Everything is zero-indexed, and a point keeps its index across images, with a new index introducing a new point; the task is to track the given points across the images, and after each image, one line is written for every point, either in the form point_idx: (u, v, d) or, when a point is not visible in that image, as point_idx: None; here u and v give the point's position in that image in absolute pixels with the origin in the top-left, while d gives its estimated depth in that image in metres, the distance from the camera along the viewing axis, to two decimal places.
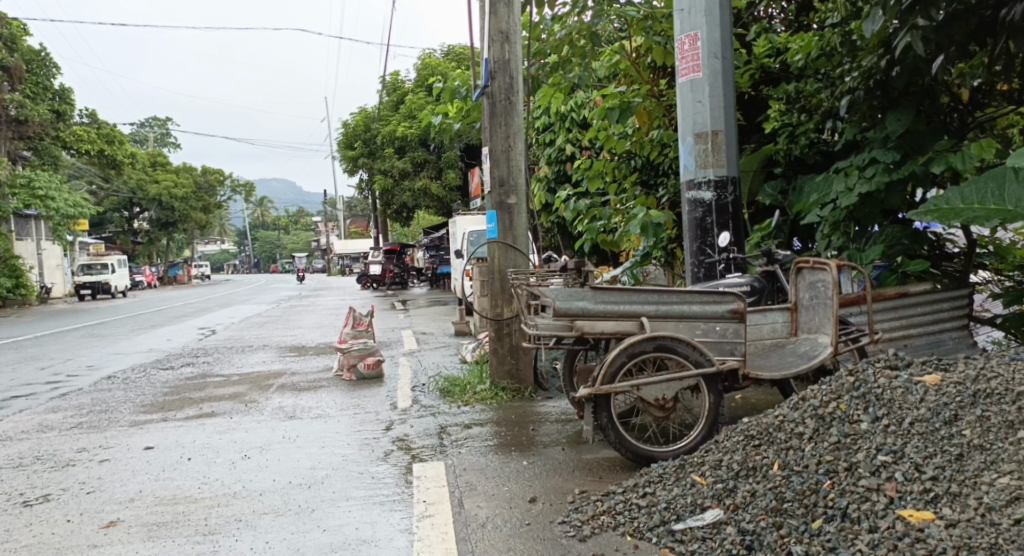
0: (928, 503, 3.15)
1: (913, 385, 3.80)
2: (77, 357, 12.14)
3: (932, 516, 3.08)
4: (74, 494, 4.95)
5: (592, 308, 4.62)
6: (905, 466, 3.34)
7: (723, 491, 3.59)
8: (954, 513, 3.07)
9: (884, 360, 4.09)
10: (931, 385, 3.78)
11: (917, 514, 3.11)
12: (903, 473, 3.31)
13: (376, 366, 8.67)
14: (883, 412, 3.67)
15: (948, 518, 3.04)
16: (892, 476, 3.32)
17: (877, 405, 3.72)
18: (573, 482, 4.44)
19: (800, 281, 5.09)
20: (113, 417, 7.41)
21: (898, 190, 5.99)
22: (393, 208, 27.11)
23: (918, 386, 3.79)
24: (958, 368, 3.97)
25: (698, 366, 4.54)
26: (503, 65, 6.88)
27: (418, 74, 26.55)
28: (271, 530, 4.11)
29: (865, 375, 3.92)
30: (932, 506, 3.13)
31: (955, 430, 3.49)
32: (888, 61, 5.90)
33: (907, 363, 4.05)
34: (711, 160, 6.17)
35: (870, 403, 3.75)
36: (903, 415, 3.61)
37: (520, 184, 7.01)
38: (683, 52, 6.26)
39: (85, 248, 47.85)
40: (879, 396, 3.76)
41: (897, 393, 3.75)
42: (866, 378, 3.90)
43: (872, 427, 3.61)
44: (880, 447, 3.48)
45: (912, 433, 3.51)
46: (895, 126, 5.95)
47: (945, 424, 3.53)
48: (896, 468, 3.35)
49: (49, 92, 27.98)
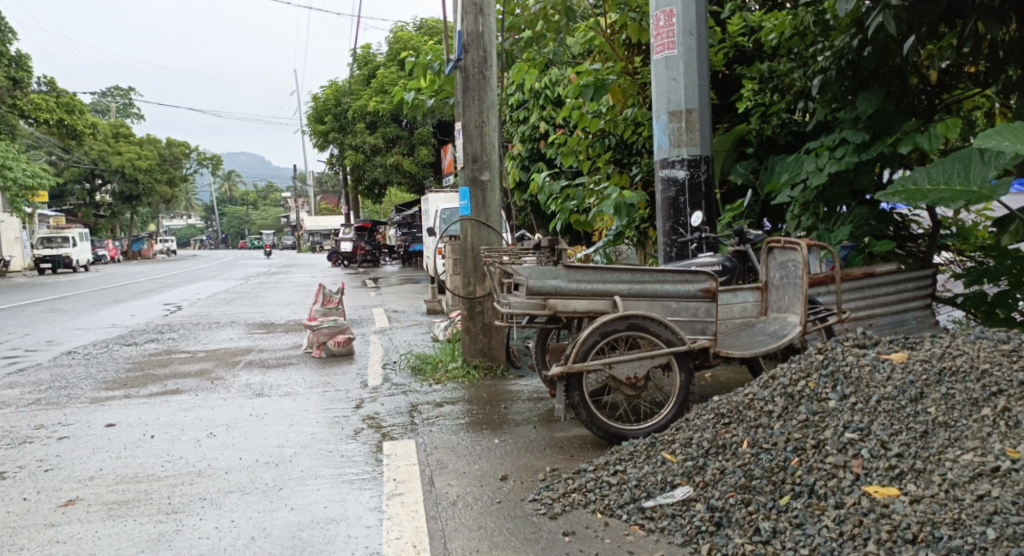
0: (894, 479, 3.18)
1: (880, 362, 3.83)
2: (36, 332, 11.90)
3: (897, 492, 3.11)
4: (31, 472, 4.85)
5: (565, 287, 4.60)
6: (871, 443, 3.37)
7: (693, 468, 3.59)
8: (919, 489, 3.09)
9: (851, 339, 4.10)
10: (898, 362, 3.81)
11: (882, 490, 3.13)
12: (869, 450, 3.34)
13: (346, 344, 8.60)
14: (850, 390, 3.69)
15: (913, 494, 3.07)
16: (858, 453, 3.35)
17: (845, 383, 3.75)
18: (544, 460, 4.43)
19: (771, 260, 5.09)
20: (74, 394, 7.28)
21: (866, 170, 6.03)
22: (363, 184, 26.88)
23: (884, 363, 3.82)
24: (924, 347, 4.00)
25: (670, 344, 4.55)
26: (476, 39, 6.80)
27: (391, 48, 26.29)
28: (236, 509, 4.06)
29: (834, 353, 3.94)
30: (897, 482, 3.16)
31: (920, 407, 3.52)
32: (860, 41, 5.92)
33: (875, 341, 4.07)
34: (685, 139, 6.16)
35: (839, 381, 3.77)
36: (870, 393, 3.64)
37: (493, 160, 6.95)
38: (658, 28, 6.22)
39: (46, 221, 46.92)
40: (847, 374, 3.79)
41: (865, 371, 3.78)
42: (835, 355, 3.93)
43: (840, 405, 3.64)
44: (847, 425, 3.50)
45: (878, 410, 3.54)
46: (866, 106, 5.98)
47: (911, 401, 3.56)
48: (862, 445, 3.38)
49: (7, 58, 27.25)
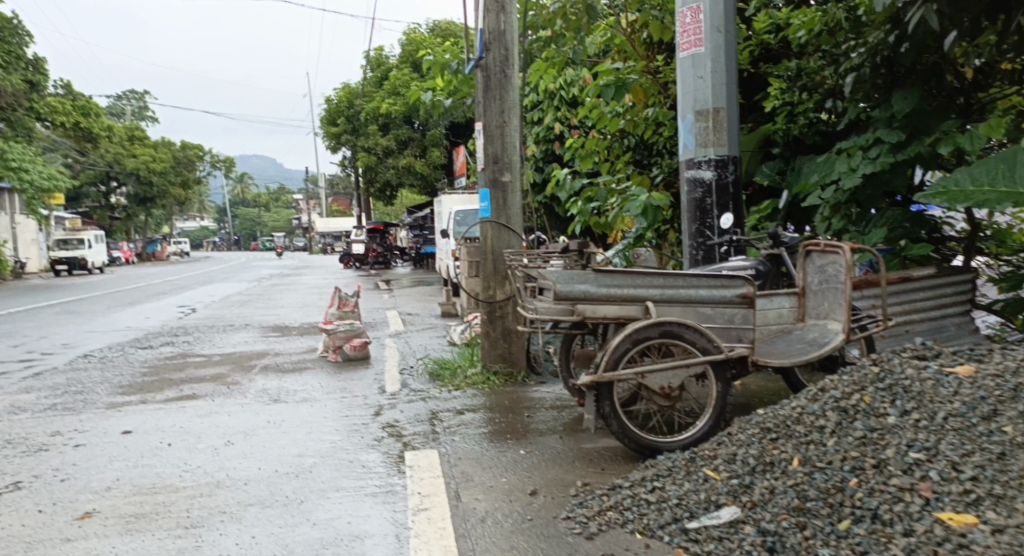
0: (970, 506, 2.97)
1: (945, 377, 3.68)
2: (52, 334, 11.82)
3: (975, 520, 2.90)
4: (47, 482, 4.71)
5: (594, 292, 4.42)
6: (941, 464, 3.16)
7: (739, 487, 3.41)
8: (1000, 518, 2.89)
9: (911, 351, 3.99)
10: (966, 377, 3.65)
11: (957, 517, 2.93)
12: (938, 472, 3.14)
13: (362, 348, 8.44)
14: (913, 406, 3.51)
15: (994, 524, 2.87)
16: (926, 475, 3.14)
17: (906, 398, 3.57)
18: (574, 474, 4.25)
19: (809, 265, 4.90)
20: (90, 399, 7.14)
21: (902, 172, 5.80)
22: (376, 186, 26.75)
23: (950, 378, 3.66)
24: (994, 361, 3.83)
25: (705, 353, 4.35)
26: (497, 37, 6.62)
27: (403, 49, 26.22)
28: (257, 523, 3.89)
29: (892, 366, 3.78)
30: (974, 509, 2.96)
31: (995, 426, 3.31)
32: (896, 37, 5.69)
33: (937, 353, 3.96)
34: (712, 139, 5.96)
35: (898, 396, 3.60)
36: (935, 410, 3.46)
37: (515, 161, 6.77)
38: (685, 25, 6.02)
39: (61, 223, 47.14)
40: (908, 389, 3.61)
41: (928, 386, 3.60)
42: (892, 368, 3.78)
43: (901, 421, 3.45)
44: (911, 444, 3.30)
45: (946, 428, 3.35)
46: (901, 105, 5.72)
47: (983, 419, 3.36)
48: (930, 467, 3.17)
49: (23, 61, 27.48)
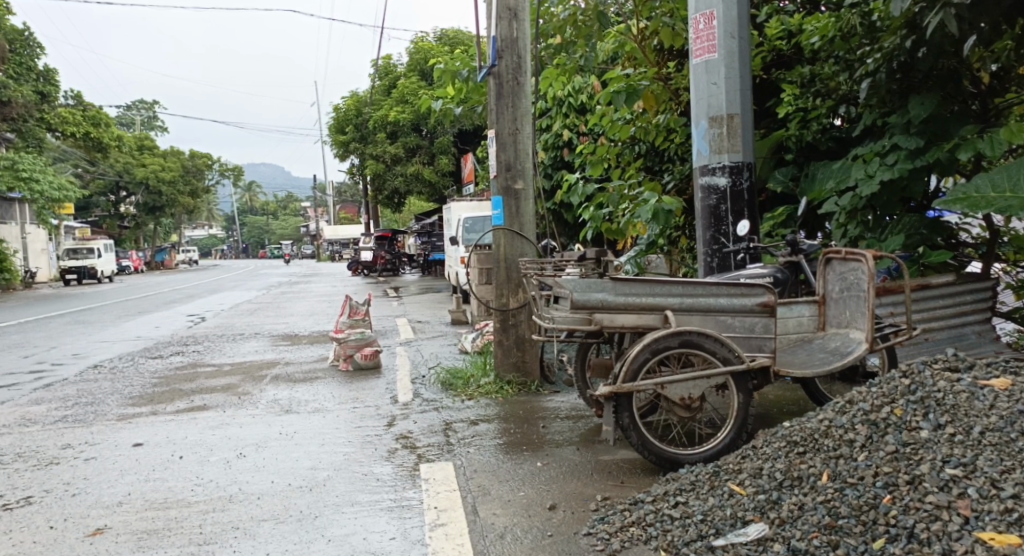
0: (1012, 525, 2.88)
1: (978, 390, 3.59)
2: (63, 344, 11.81)
3: (1018, 540, 2.82)
4: (59, 497, 4.66)
5: (612, 300, 4.35)
6: (980, 481, 3.08)
7: (766, 503, 3.34)
8: None
9: (942, 361, 3.91)
10: (1000, 390, 3.56)
11: (999, 537, 2.85)
12: (977, 489, 3.05)
13: (374, 357, 8.38)
14: (946, 419, 3.43)
15: None
16: (964, 493, 3.06)
17: (939, 411, 3.49)
18: (594, 487, 4.17)
19: (829, 272, 4.82)
20: (101, 410, 7.10)
21: (921, 177, 5.60)
22: (384, 193, 26.75)
23: (985, 390, 3.58)
24: None
25: (726, 363, 4.27)
26: (510, 44, 6.57)
27: (411, 57, 26.26)
28: (272, 540, 3.83)
29: (923, 378, 3.70)
30: (1016, 529, 2.87)
31: None
32: (913, 42, 5.52)
33: (969, 365, 3.86)
34: (726, 145, 5.88)
35: (930, 409, 3.52)
36: (970, 424, 3.38)
37: (527, 168, 6.71)
38: (698, 31, 5.95)
39: (71, 232, 47.43)
40: (941, 401, 3.54)
41: (962, 399, 3.53)
42: (923, 380, 3.69)
43: (934, 435, 3.37)
44: (946, 459, 3.22)
45: (982, 443, 3.27)
46: (919, 110, 5.56)
47: (1020, 434, 3.27)
48: (968, 483, 3.09)
49: (33, 72, 28.14)
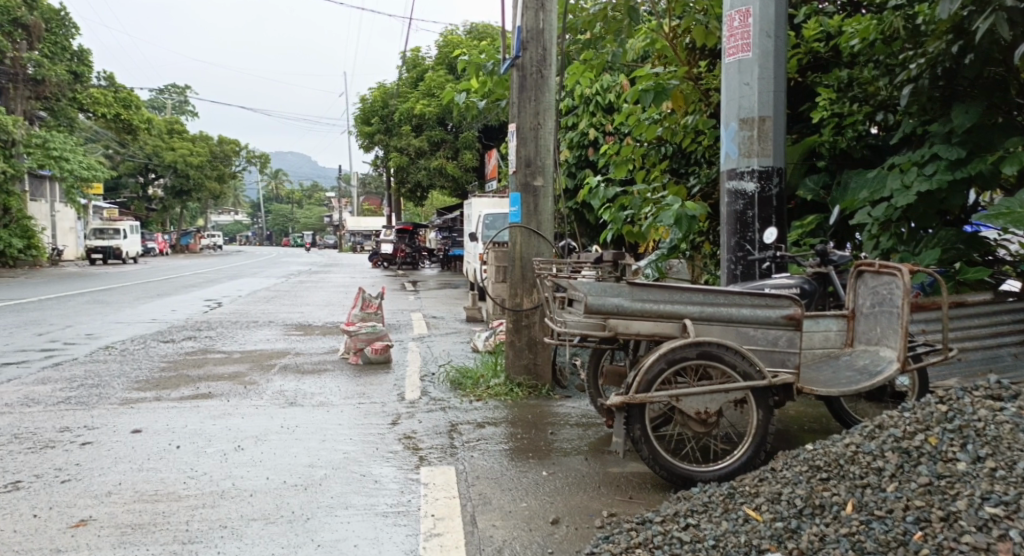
0: None
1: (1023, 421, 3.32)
2: (78, 324, 11.73)
3: None
4: (47, 483, 4.51)
5: (628, 306, 4.13)
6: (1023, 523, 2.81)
7: (785, 532, 3.13)
8: None
9: (984, 389, 3.64)
10: None
11: None
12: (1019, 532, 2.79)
13: (384, 351, 8.17)
14: (987, 452, 3.19)
15: None
16: (1006, 535, 2.80)
17: (979, 443, 3.25)
18: (601, 502, 3.97)
19: (860, 286, 4.57)
20: (105, 393, 6.97)
21: (961, 190, 5.30)
22: (407, 186, 26.66)
23: None
24: None
25: (746, 378, 4.04)
26: (536, 35, 6.36)
27: (439, 50, 26.05)
28: (258, 541, 3.65)
29: (962, 405, 3.49)
30: None
31: None
32: (960, 47, 5.22)
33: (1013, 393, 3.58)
34: (756, 149, 5.64)
35: (970, 439, 3.29)
36: (1013, 458, 3.12)
37: (548, 165, 6.49)
38: (732, 29, 5.71)
39: (99, 213, 47.94)
40: (981, 433, 3.30)
41: (1005, 430, 3.27)
42: (963, 408, 3.47)
43: (973, 469, 3.14)
44: (986, 496, 2.97)
45: None
46: (962, 119, 5.26)
47: None
48: (1010, 525, 2.83)
49: (68, 52, 28.82)
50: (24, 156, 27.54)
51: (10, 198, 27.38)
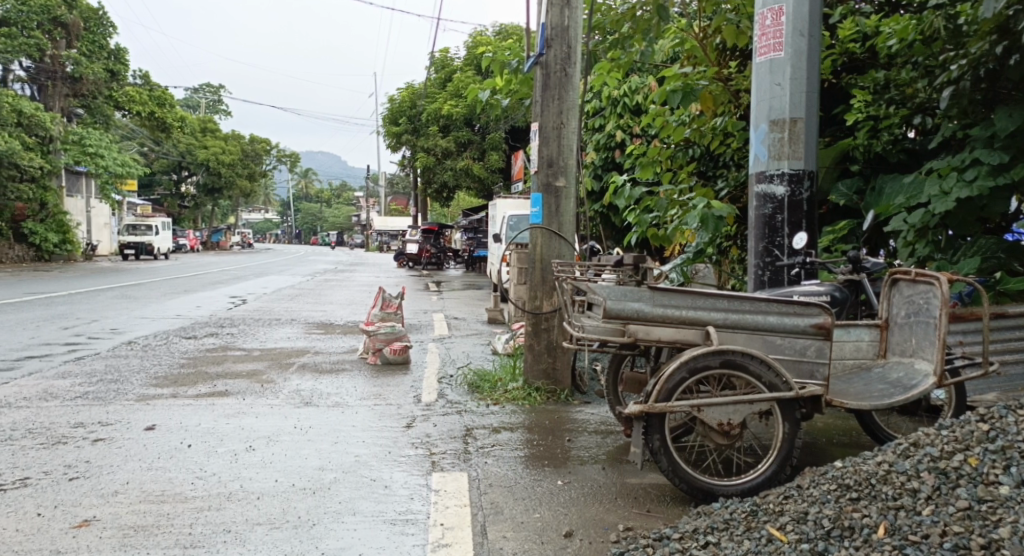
0: None
1: None
2: (103, 318, 11.76)
3: None
4: (55, 481, 4.43)
5: (648, 311, 3.96)
6: None
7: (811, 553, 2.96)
8: None
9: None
10: None
11: None
12: None
13: (402, 352, 8.08)
14: None
15: None
16: None
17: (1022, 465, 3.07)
18: (617, 514, 3.81)
19: (895, 295, 4.38)
20: (122, 389, 6.91)
21: (1004, 196, 5.08)
22: (433, 187, 26.59)
23: None
24: None
25: (772, 389, 3.86)
26: (560, 33, 6.21)
27: (468, 51, 25.97)
28: (262, 548, 3.53)
29: (1004, 425, 3.30)
30: None
31: None
32: (1005, 48, 4.99)
33: None
34: (787, 151, 5.45)
35: (1013, 462, 3.10)
36: None
37: (570, 165, 6.33)
38: (764, 28, 5.52)
39: (133, 209, 48.60)
40: None
41: None
42: (1005, 430, 3.28)
43: (1016, 493, 2.96)
44: None
45: None
46: (1005, 123, 5.05)
47: None
48: None
49: (105, 51, 29.11)
50: (60, 152, 27.87)
51: (45, 193, 27.68)
